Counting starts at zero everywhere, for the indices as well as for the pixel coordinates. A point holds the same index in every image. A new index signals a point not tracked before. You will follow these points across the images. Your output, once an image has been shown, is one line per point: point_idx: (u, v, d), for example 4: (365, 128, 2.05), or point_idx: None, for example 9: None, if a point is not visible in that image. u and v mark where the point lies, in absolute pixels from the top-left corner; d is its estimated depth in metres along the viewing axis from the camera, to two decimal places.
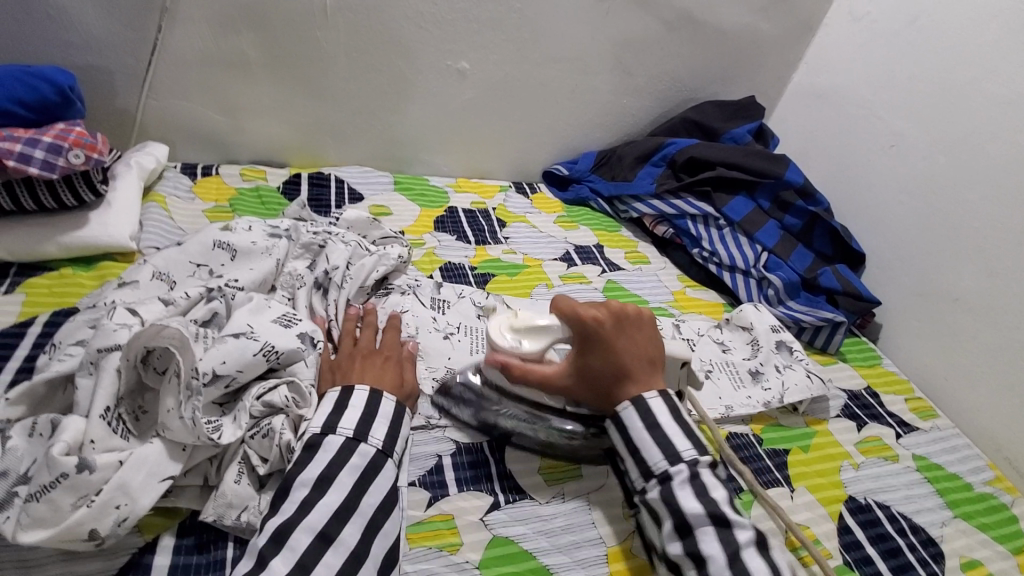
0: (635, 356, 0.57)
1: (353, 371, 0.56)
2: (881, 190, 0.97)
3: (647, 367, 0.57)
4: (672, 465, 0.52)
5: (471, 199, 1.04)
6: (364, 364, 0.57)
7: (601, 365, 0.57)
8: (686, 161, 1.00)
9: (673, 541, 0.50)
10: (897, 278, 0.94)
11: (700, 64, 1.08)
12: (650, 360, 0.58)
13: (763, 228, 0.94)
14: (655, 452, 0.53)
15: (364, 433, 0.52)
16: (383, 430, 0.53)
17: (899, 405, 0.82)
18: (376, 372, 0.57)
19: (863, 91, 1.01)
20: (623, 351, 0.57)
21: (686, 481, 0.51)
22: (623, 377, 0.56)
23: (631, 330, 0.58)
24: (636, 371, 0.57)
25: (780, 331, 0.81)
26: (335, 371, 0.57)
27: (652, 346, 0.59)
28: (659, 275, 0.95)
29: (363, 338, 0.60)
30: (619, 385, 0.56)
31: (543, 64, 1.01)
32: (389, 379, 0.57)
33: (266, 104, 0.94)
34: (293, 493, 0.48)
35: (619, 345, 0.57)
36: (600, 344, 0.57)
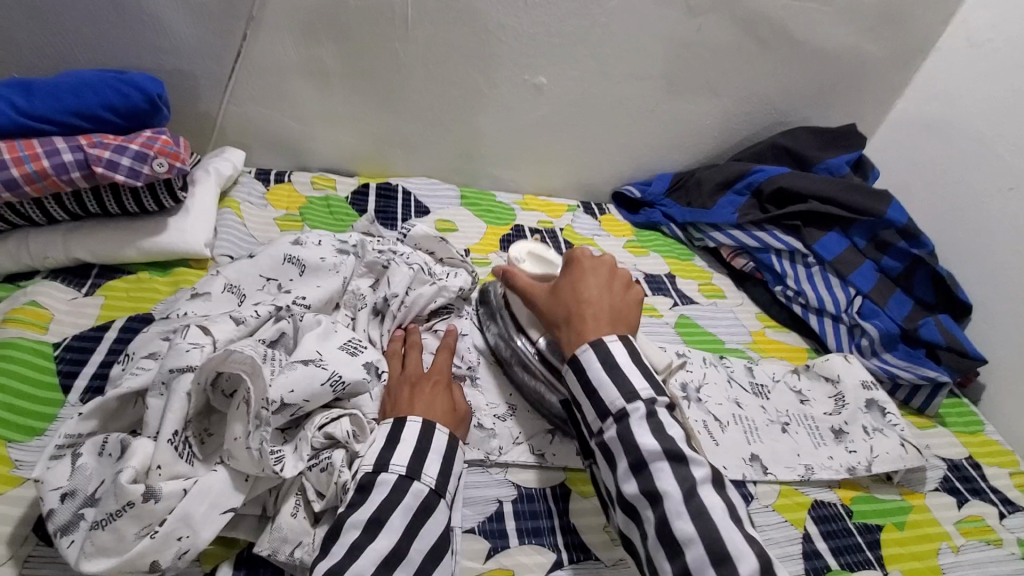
0: (603, 302, 0.56)
1: (404, 399, 0.54)
2: (997, 235, 0.87)
3: (613, 316, 0.55)
4: (629, 403, 0.49)
5: (537, 218, 1.01)
6: (414, 391, 0.55)
7: (567, 295, 0.57)
8: (774, 191, 0.93)
9: (626, 480, 0.47)
10: (1012, 335, 0.83)
11: (792, 86, 1.01)
12: (618, 315, 0.56)
13: (858, 269, 0.86)
14: (612, 391, 0.50)
15: (417, 471, 0.48)
16: (437, 470, 0.49)
17: (1003, 480, 0.73)
18: (427, 399, 0.54)
19: (981, 123, 0.91)
20: (589, 291, 0.57)
21: (643, 418, 0.48)
22: (582, 311, 0.55)
23: (612, 284, 0.58)
24: (593, 311, 0.55)
25: (871, 387, 0.73)
26: (387, 398, 0.55)
27: (625, 305, 0.57)
28: (735, 311, 0.89)
29: (411, 361, 0.58)
30: (578, 315, 0.55)
31: (623, 81, 0.96)
32: (441, 406, 0.54)
33: (341, 113, 0.94)
34: (344, 536, 0.44)
35: (588, 284, 0.57)
36: (570, 279, 0.58)
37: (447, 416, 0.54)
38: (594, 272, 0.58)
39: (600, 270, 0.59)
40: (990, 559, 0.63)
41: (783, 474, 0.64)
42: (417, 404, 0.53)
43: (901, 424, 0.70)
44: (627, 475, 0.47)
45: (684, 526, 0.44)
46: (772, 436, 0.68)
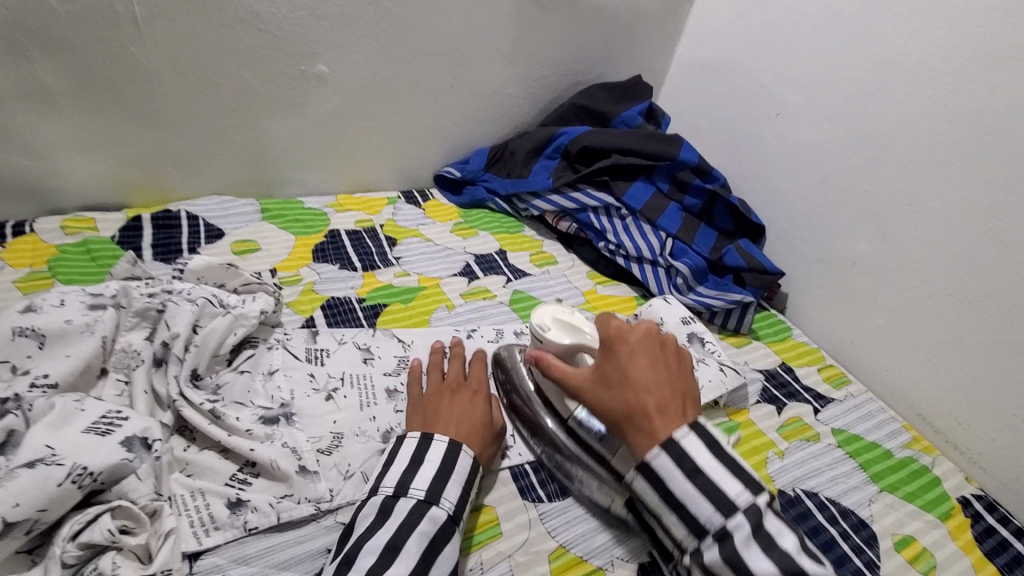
0: (661, 388, 0.48)
1: (444, 408, 0.56)
2: (775, 160, 0.96)
3: (677, 404, 0.47)
4: (729, 519, 0.43)
5: (355, 218, 0.94)
6: (453, 399, 0.58)
7: (619, 388, 0.48)
8: (580, 151, 0.94)
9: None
10: (798, 247, 0.93)
11: (582, 44, 1.02)
12: (681, 397, 0.48)
13: (665, 213, 0.91)
14: (704, 506, 0.44)
15: (436, 494, 0.49)
16: (457, 492, 0.50)
17: (814, 377, 0.82)
18: (462, 408, 0.57)
19: (746, 60, 0.99)
20: (642, 374, 0.48)
21: (750, 537, 0.42)
22: (649, 407, 0.47)
23: (664, 359, 0.49)
24: (658, 401, 0.47)
25: (690, 322, 0.78)
26: (428, 404, 0.57)
27: (684, 383, 0.49)
28: (567, 275, 0.90)
29: (452, 372, 0.61)
30: (639, 413, 0.47)
31: (412, 59, 0.91)
32: (478, 417, 0.56)
33: (85, 140, 0.78)
34: (359, 564, 0.44)
35: (639, 370, 0.48)
36: (615, 360, 0.49)
37: (480, 422, 0.56)
38: (643, 353, 0.49)
39: (645, 345, 0.49)
40: (809, 455, 0.70)
41: None
42: (455, 411, 0.56)
43: (717, 350, 0.76)
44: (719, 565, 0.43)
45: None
46: None
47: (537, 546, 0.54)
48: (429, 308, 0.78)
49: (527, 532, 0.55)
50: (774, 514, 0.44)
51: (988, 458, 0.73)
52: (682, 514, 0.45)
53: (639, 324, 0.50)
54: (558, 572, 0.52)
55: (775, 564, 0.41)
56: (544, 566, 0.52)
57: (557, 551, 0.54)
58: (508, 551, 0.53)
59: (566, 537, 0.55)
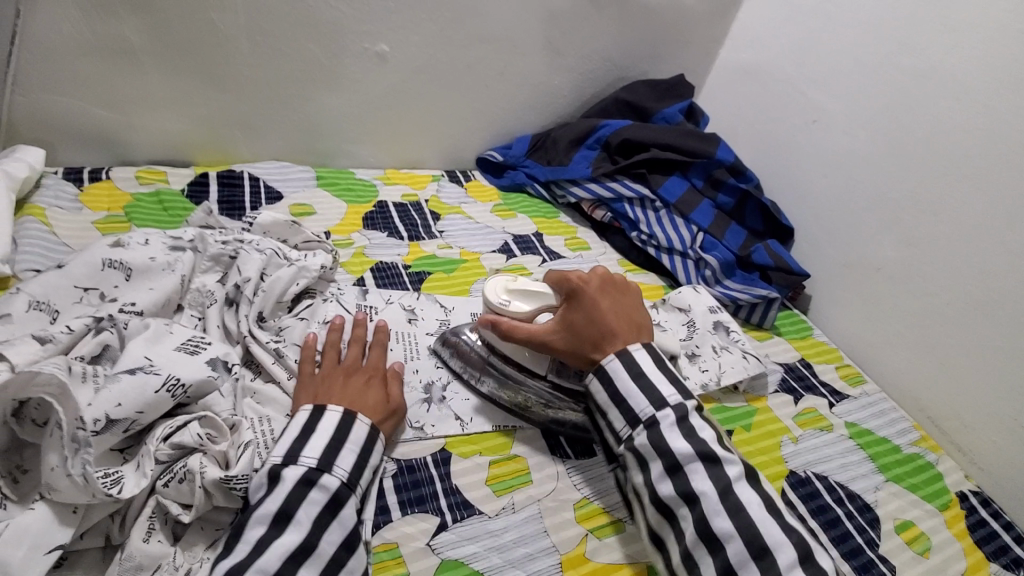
0: (621, 317, 0.60)
1: (336, 389, 0.55)
2: (807, 165, 0.99)
3: (632, 327, 0.60)
4: (659, 410, 0.54)
5: (402, 192, 0.99)
6: (347, 380, 0.56)
7: (588, 323, 0.59)
8: (620, 143, 0.99)
9: (662, 481, 0.52)
10: (825, 251, 0.96)
11: (628, 42, 1.07)
12: (636, 323, 0.61)
13: (698, 208, 0.95)
14: (641, 400, 0.55)
15: (328, 464, 0.48)
16: (349, 461, 0.50)
17: (831, 374, 0.85)
18: (356, 390, 0.55)
19: (786, 66, 1.02)
20: (604, 312, 0.60)
21: (674, 423, 0.53)
22: (612, 331, 0.59)
23: (618, 297, 0.62)
24: (621, 327, 0.59)
25: (717, 312, 0.82)
26: (319, 386, 0.55)
27: (637, 312, 0.62)
28: (599, 261, 0.94)
29: (350, 354, 0.59)
30: (606, 339, 0.59)
31: (467, 44, 0.95)
32: (373, 399, 0.55)
33: (164, 97, 0.84)
34: (248, 533, 0.44)
35: (599, 307, 0.60)
36: (576, 304, 0.60)
37: (375, 403, 0.55)
38: (601, 291, 0.61)
39: (601, 288, 0.61)
40: (822, 442, 0.74)
41: None
42: (348, 392, 0.55)
43: (742, 340, 0.80)
44: (662, 476, 0.52)
45: (722, 524, 0.49)
46: None
47: (563, 495, 0.58)
48: (469, 279, 0.83)
49: (555, 482, 0.59)
50: (698, 415, 0.55)
51: (989, 459, 0.76)
52: (624, 409, 0.56)
53: (590, 271, 0.63)
54: (583, 519, 0.57)
55: (714, 483, 0.50)
56: (569, 513, 0.57)
57: (582, 502, 0.58)
58: (537, 497, 0.57)
59: (590, 490, 0.59)
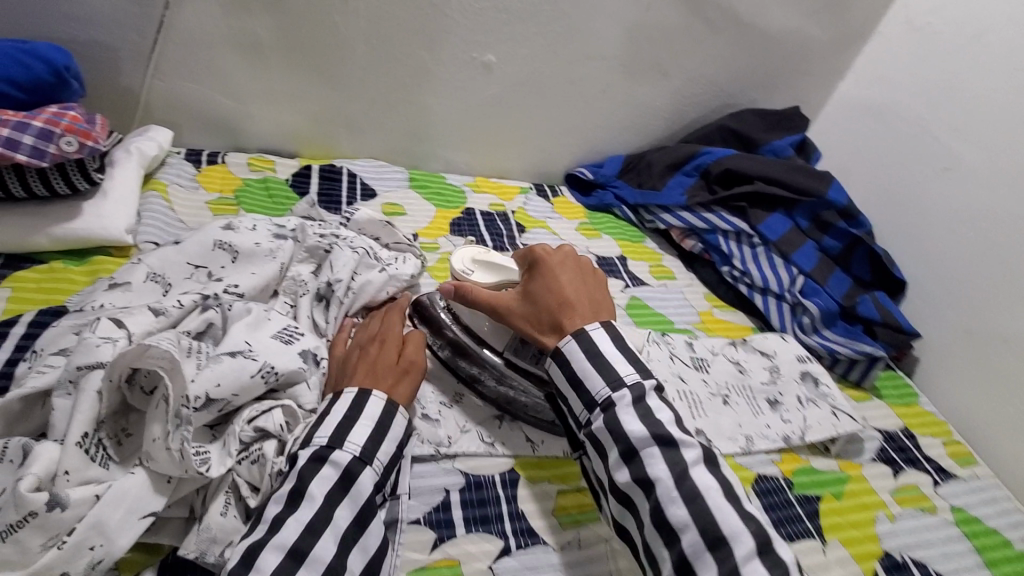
0: (582, 294, 0.57)
1: (347, 368, 0.54)
2: (930, 215, 0.90)
3: (591, 303, 0.57)
4: (615, 392, 0.50)
5: (489, 200, 0.99)
6: (361, 354, 0.55)
7: (547, 296, 0.57)
8: (721, 173, 0.94)
9: (619, 468, 0.49)
10: (942, 312, 0.87)
11: (741, 69, 1.02)
12: (597, 302, 0.57)
13: (800, 249, 0.88)
14: (596, 381, 0.51)
15: (340, 439, 0.47)
16: (365, 437, 0.48)
17: (937, 449, 0.76)
18: (369, 362, 0.54)
19: (916, 108, 0.93)
20: (565, 287, 0.57)
21: (630, 405, 0.50)
22: (568, 304, 0.56)
23: (583, 276, 0.59)
24: (579, 301, 0.56)
25: (805, 361, 0.77)
26: (340, 365, 0.55)
27: (600, 293, 0.59)
28: (684, 292, 0.90)
29: (370, 324, 0.59)
30: (564, 313, 0.55)
31: (574, 61, 0.94)
32: (382, 365, 0.54)
33: (282, 91, 0.89)
34: (268, 512, 0.44)
35: (561, 281, 0.58)
36: (538, 277, 0.58)
37: (384, 369, 0.53)
38: (563, 265, 0.59)
39: (566, 263, 0.59)
40: (921, 523, 0.66)
41: (724, 446, 0.66)
42: (357, 367, 0.53)
43: (834, 394, 0.74)
44: (619, 463, 0.49)
45: (678, 514, 0.45)
46: (715, 410, 0.69)
47: None
48: None
49: None
50: (656, 396, 0.51)
51: None
52: (580, 393, 0.52)
53: (557, 247, 0.61)
54: None
55: (669, 469, 0.47)
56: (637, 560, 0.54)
57: None
58: (605, 536, 0.55)
59: None
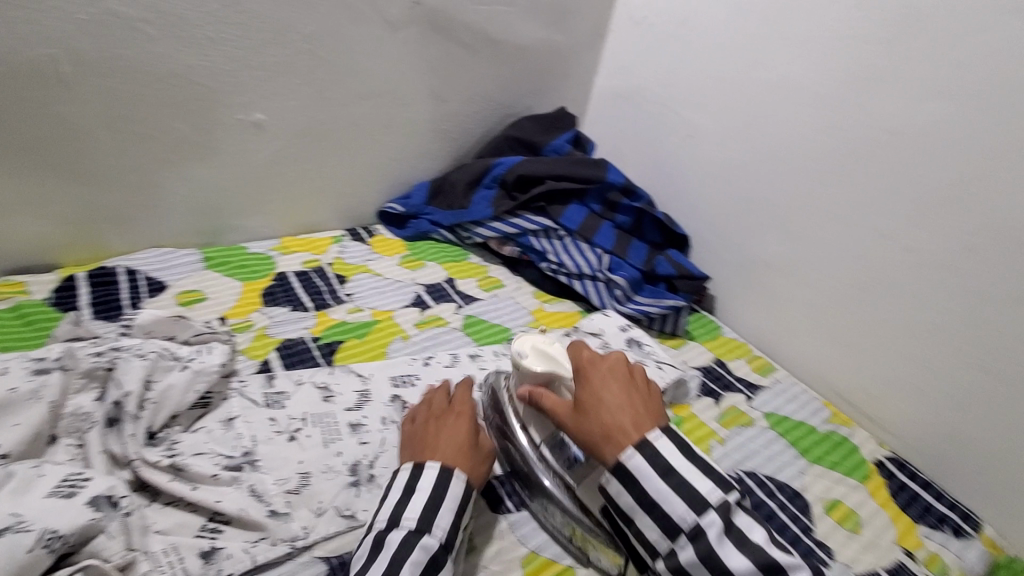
0: (634, 404, 0.55)
1: (428, 439, 0.59)
2: (690, 176, 1.04)
3: (643, 409, 0.55)
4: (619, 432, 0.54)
5: (302, 259, 0.95)
6: (436, 428, 0.60)
7: (593, 403, 0.55)
8: (515, 180, 1.00)
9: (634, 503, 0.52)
10: (720, 254, 1.01)
11: (509, 82, 1.10)
12: (647, 409, 0.56)
13: (599, 231, 0.98)
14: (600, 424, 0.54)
15: (428, 522, 0.52)
16: (448, 519, 0.53)
17: (743, 368, 0.90)
18: (451, 428, 0.60)
19: (656, 89, 1.07)
20: (614, 397, 0.56)
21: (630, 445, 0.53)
22: (614, 420, 0.54)
23: (631, 384, 0.58)
24: (632, 415, 0.55)
25: (627, 329, 0.86)
26: (415, 440, 0.60)
27: (653, 402, 0.57)
28: (514, 297, 0.95)
29: (436, 400, 0.64)
30: (619, 428, 0.54)
31: (349, 103, 0.95)
32: (461, 436, 0.59)
33: (15, 201, 0.76)
34: None
35: (609, 391, 0.56)
36: (588, 388, 0.57)
37: (468, 439, 0.59)
38: (613, 377, 0.58)
39: (614, 370, 0.58)
40: (741, 437, 0.77)
41: None
42: (441, 438, 0.59)
43: (655, 351, 0.83)
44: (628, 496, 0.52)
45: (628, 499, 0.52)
46: None
47: None
48: (385, 340, 0.80)
49: None
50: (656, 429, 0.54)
51: (892, 421, 0.81)
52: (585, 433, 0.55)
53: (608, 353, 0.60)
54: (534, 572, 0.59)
55: (687, 504, 0.50)
56: None
57: (529, 557, 0.60)
58: None
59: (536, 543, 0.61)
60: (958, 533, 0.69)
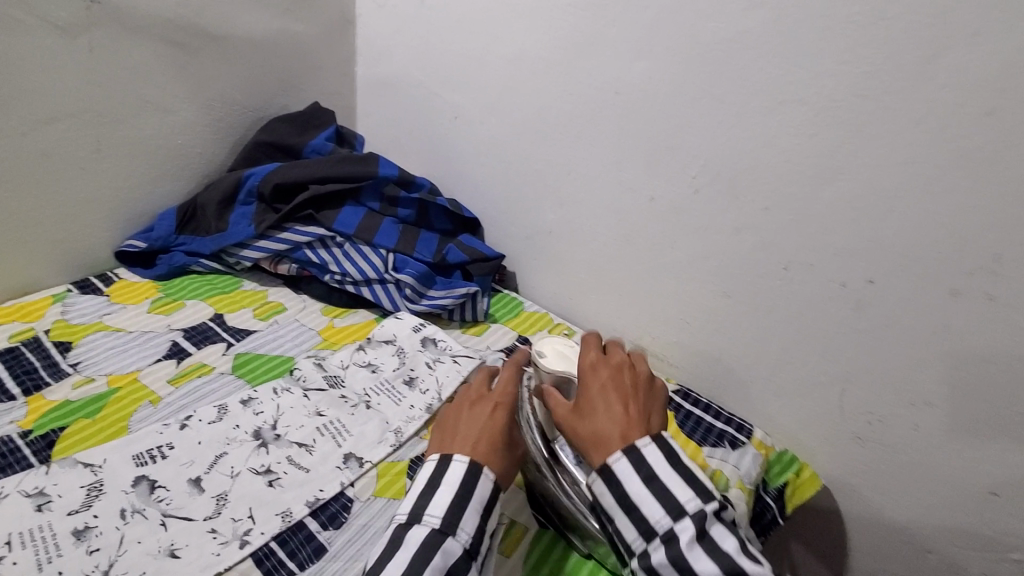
0: (623, 411, 0.56)
1: (456, 416, 0.61)
2: (466, 158, 1.01)
3: (636, 417, 0.56)
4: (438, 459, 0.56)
5: (7, 333, 0.75)
6: (470, 404, 0.61)
7: (590, 409, 0.57)
8: (274, 190, 0.89)
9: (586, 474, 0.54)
10: (508, 231, 1.01)
11: (250, 81, 0.97)
12: (640, 416, 0.57)
13: (380, 230, 0.91)
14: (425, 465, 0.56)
15: (453, 524, 0.50)
16: (472, 522, 0.52)
17: (545, 338, 0.91)
18: (477, 410, 0.60)
19: (415, 73, 1.02)
20: (598, 405, 0.57)
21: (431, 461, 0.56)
22: (604, 425, 0.55)
23: (625, 392, 0.59)
24: (622, 422, 0.55)
25: (421, 329, 0.82)
26: (450, 419, 0.61)
27: (650, 411, 0.59)
28: (299, 318, 0.86)
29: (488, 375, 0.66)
30: (604, 435, 0.55)
31: (28, 130, 0.75)
32: (481, 421, 0.59)
33: None
34: None
35: (600, 399, 0.58)
36: (585, 394, 0.59)
37: (500, 431, 0.58)
38: (607, 381, 0.60)
39: (613, 375, 0.61)
40: None
41: (379, 454, 0.66)
42: (465, 414, 0.60)
43: (450, 346, 0.81)
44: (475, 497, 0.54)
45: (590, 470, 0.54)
46: (360, 421, 0.69)
47: None
48: (127, 410, 0.67)
49: None
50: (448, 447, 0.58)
51: (674, 357, 0.87)
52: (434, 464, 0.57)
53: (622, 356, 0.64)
54: None
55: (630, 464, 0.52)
56: None
57: None
58: None
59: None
60: (733, 445, 0.76)
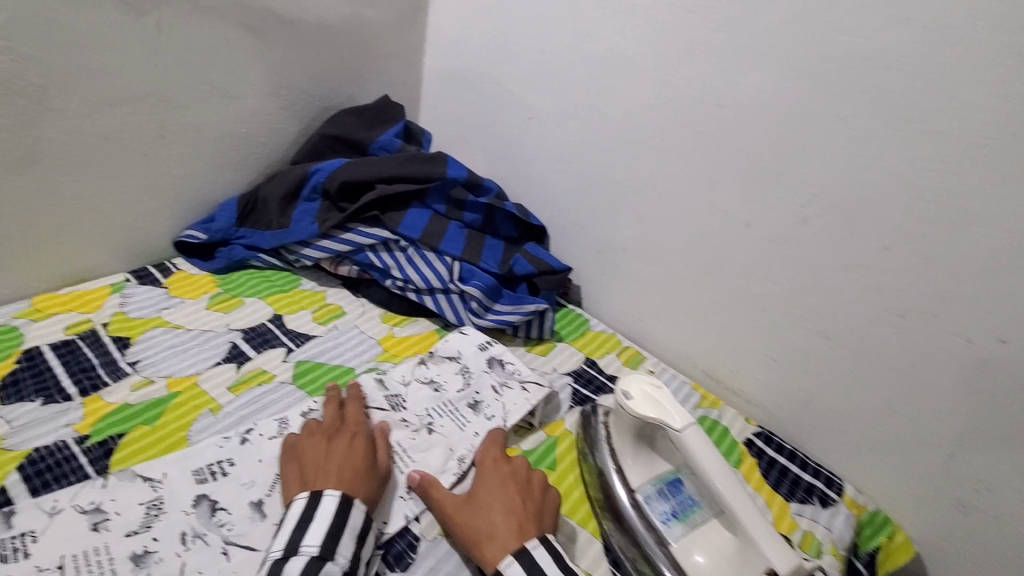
0: (511, 512, 0.56)
1: (320, 459, 0.57)
2: (538, 162, 0.95)
3: (534, 512, 0.56)
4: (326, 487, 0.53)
5: (65, 323, 0.73)
6: (329, 446, 0.59)
7: (484, 510, 0.56)
8: (340, 188, 0.85)
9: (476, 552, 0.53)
10: (578, 242, 0.95)
11: (318, 69, 0.92)
12: (535, 513, 0.56)
13: (446, 236, 0.86)
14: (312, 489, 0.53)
15: (331, 551, 0.49)
16: (350, 548, 0.51)
17: (613, 363, 0.85)
18: (341, 448, 0.58)
19: (489, 68, 0.96)
20: (491, 500, 0.57)
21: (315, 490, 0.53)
22: (496, 525, 0.54)
23: (515, 491, 0.58)
24: (515, 523, 0.54)
25: (487, 347, 0.77)
26: (300, 466, 0.57)
27: (541, 505, 0.58)
28: (358, 324, 0.82)
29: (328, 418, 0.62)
30: (492, 536, 0.54)
31: (93, 114, 0.72)
32: (353, 459, 0.57)
33: None
34: None
35: (492, 500, 0.57)
36: (477, 485, 0.59)
37: (364, 461, 0.57)
38: (492, 477, 0.60)
39: (503, 475, 0.60)
40: None
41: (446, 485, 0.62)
42: (332, 458, 0.57)
43: (519, 368, 0.75)
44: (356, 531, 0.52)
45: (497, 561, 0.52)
46: (424, 447, 0.65)
47: None
48: (185, 419, 0.64)
49: None
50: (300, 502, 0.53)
51: (755, 395, 0.81)
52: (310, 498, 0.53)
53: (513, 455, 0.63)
54: None
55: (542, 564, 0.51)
56: None
57: None
58: None
59: None
60: (823, 503, 0.72)
